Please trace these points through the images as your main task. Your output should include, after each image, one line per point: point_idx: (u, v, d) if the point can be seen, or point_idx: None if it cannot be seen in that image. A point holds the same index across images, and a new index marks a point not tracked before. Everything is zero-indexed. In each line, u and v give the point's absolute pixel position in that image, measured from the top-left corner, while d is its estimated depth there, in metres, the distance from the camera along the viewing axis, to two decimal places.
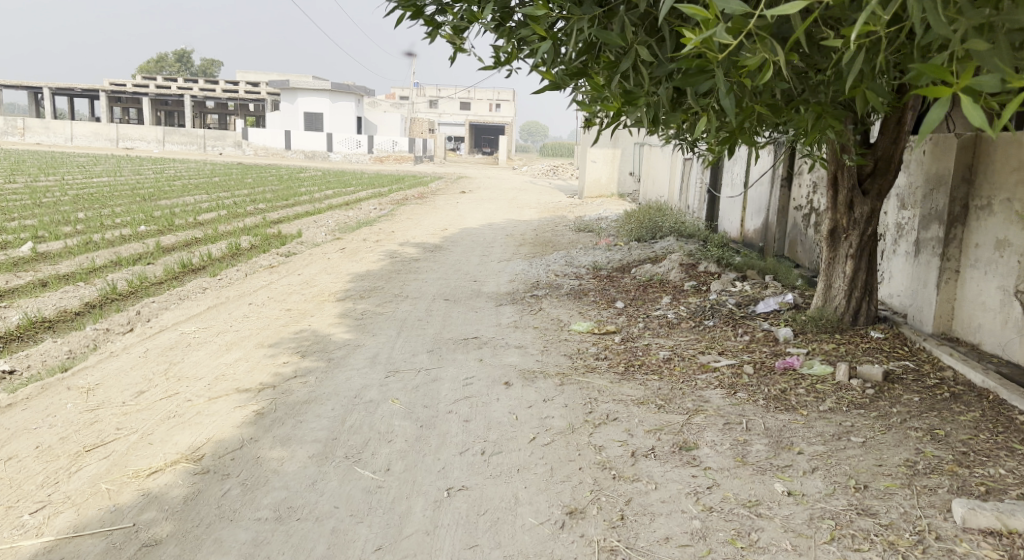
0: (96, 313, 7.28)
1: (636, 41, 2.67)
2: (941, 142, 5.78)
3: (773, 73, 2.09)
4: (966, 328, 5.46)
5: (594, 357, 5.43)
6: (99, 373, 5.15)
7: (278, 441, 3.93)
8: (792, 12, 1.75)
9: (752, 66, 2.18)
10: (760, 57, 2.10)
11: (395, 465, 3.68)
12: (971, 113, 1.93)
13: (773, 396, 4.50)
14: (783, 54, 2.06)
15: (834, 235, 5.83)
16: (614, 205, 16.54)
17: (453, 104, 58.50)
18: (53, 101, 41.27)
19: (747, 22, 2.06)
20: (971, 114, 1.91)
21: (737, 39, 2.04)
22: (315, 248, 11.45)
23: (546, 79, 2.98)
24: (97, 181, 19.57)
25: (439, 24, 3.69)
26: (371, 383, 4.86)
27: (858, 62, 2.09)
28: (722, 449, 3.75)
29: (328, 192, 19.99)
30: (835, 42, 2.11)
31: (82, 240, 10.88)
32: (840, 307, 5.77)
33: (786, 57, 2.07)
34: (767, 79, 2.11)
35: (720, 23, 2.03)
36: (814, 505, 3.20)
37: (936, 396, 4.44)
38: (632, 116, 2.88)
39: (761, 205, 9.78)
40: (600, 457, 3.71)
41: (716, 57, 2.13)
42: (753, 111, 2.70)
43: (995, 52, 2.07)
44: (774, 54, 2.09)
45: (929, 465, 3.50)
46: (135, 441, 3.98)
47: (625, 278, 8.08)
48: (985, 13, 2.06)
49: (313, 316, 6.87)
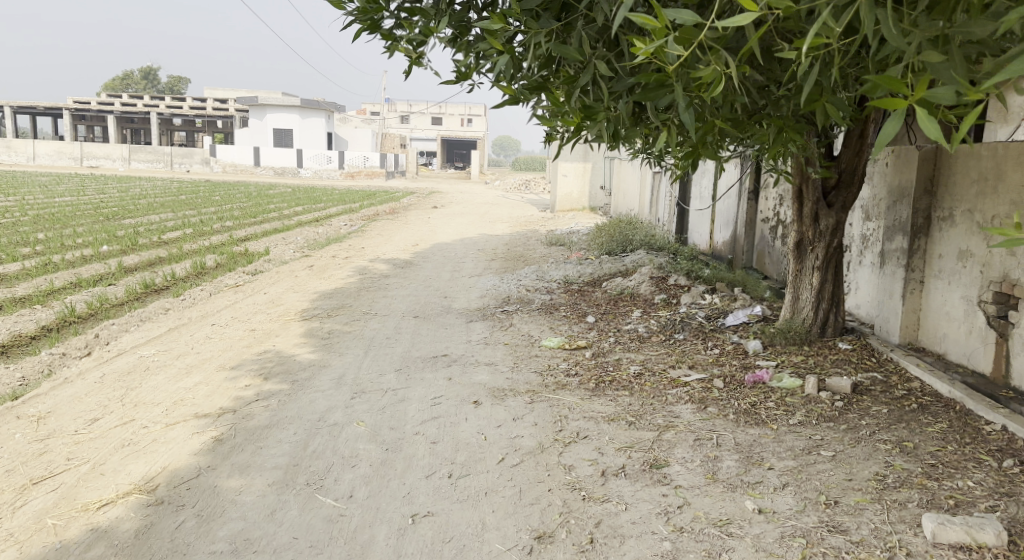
0: (52, 337, 7.08)
1: (593, 55, 2.63)
2: (903, 154, 5.82)
3: (726, 84, 2.06)
4: (932, 338, 5.47)
5: (564, 373, 5.36)
6: (52, 400, 4.98)
7: (236, 469, 3.81)
8: (743, 23, 1.79)
9: (708, 77, 2.15)
10: (714, 69, 2.07)
11: (358, 491, 3.58)
12: (925, 126, 1.92)
13: (744, 410, 4.45)
14: (736, 68, 2.04)
15: (800, 247, 5.83)
16: (585, 219, 16.56)
17: (424, 119, 58.48)
18: (14, 120, 40.51)
19: (697, 32, 2.02)
20: (927, 127, 1.91)
21: (688, 49, 2.00)
22: (282, 266, 11.29)
23: (506, 93, 2.92)
24: (58, 200, 19.17)
25: (396, 38, 3.62)
26: (335, 406, 4.74)
27: (813, 74, 2.07)
28: (693, 466, 3.69)
29: (298, 209, 19.78)
30: (788, 53, 2.08)
31: (40, 262, 10.63)
32: (808, 318, 5.76)
33: (740, 69, 2.04)
34: (720, 91, 2.09)
35: (671, 32, 1.99)
36: (785, 523, 3.15)
37: (904, 408, 4.43)
38: (593, 131, 2.83)
39: (729, 218, 9.82)
40: (569, 477, 3.63)
41: (668, 68, 2.09)
42: (714, 125, 2.66)
43: (950, 65, 2.06)
44: (727, 67, 2.07)
45: (898, 479, 3.47)
46: (86, 472, 3.83)
47: (596, 292, 8.04)
48: (938, 25, 2.07)
49: (278, 336, 6.74)
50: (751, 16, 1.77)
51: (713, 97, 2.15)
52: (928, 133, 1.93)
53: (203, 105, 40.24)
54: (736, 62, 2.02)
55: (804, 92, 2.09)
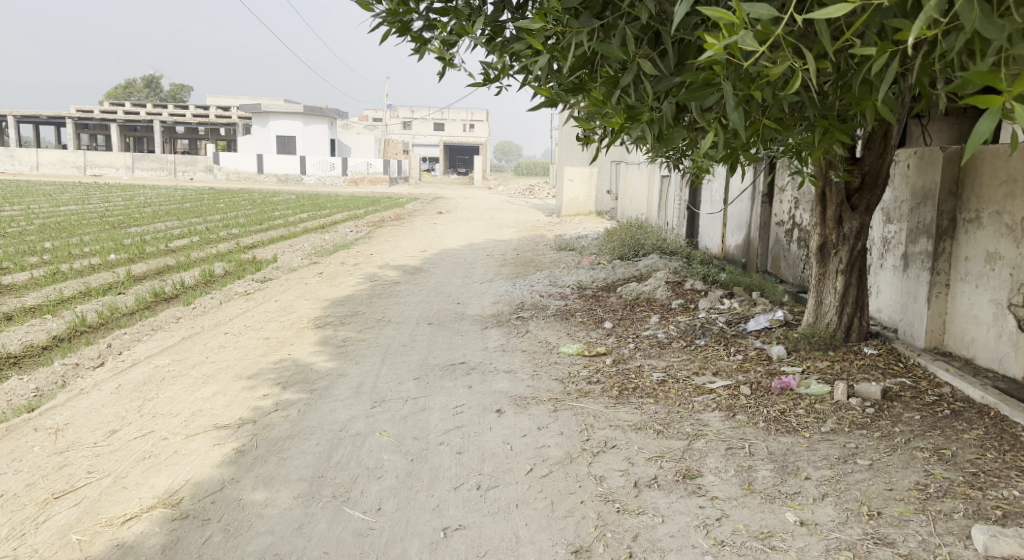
0: (64, 348, 7.01)
1: (637, 54, 2.57)
2: (925, 156, 5.74)
3: (800, 80, 2.03)
4: (959, 343, 5.38)
5: (585, 381, 5.28)
6: (69, 412, 4.91)
7: (261, 482, 3.73)
8: (838, 13, 1.80)
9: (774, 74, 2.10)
10: (786, 65, 2.03)
11: (387, 504, 3.50)
12: None
13: (773, 418, 4.37)
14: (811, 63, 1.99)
15: (823, 251, 5.75)
16: (593, 224, 16.48)
17: (427, 125, 58.53)
18: (17, 129, 40.52)
19: (774, 27, 1.99)
20: None
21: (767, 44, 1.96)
22: (292, 273, 11.22)
23: (543, 95, 2.85)
24: (64, 210, 19.14)
25: (426, 41, 3.56)
26: (357, 415, 4.66)
27: (902, 69, 2.04)
28: (728, 476, 3.61)
29: (304, 216, 19.73)
30: (870, 49, 2.11)
31: (49, 271, 10.57)
32: (831, 323, 5.68)
33: (812, 64, 2.00)
34: (793, 87, 2.05)
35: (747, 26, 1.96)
36: (829, 535, 3.07)
37: (936, 414, 4.35)
38: (633, 133, 2.76)
39: (742, 221, 9.75)
40: (602, 489, 3.55)
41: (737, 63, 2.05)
42: (760, 125, 2.59)
43: None
44: (797, 62, 2.02)
45: (941, 488, 3.39)
46: (107, 486, 3.76)
47: (611, 297, 7.96)
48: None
49: (293, 345, 6.66)
50: (846, 7, 1.78)
51: (784, 95, 2.11)
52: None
53: (207, 113, 40.27)
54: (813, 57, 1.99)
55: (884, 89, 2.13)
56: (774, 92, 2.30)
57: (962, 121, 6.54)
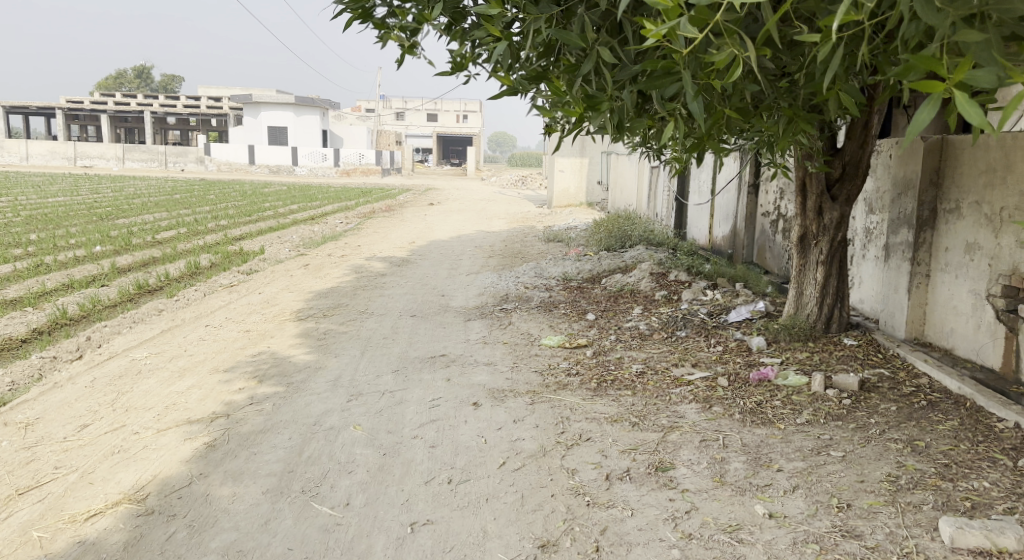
0: (42, 341, 6.95)
1: (597, 42, 2.52)
2: (906, 146, 5.71)
3: (743, 67, 1.99)
4: (938, 333, 5.37)
5: (564, 373, 5.25)
6: (42, 406, 4.87)
7: (230, 477, 3.70)
8: None
9: (722, 62, 2.08)
10: (728, 53, 2.01)
11: (355, 499, 3.47)
12: (968, 111, 1.90)
13: (750, 409, 4.35)
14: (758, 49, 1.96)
15: (803, 241, 5.72)
16: (582, 215, 16.47)
17: (420, 116, 58.37)
18: (6, 119, 40.22)
19: (712, 14, 1.96)
20: (970, 112, 1.88)
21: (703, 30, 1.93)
22: (278, 265, 11.16)
23: (505, 83, 2.81)
24: (52, 201, 19.00)
25: (389, 27, 3.49)
26: (331, 409, 4.62)
27: (842, 55, 2.00)
28: (700, 468, 3.59)
29: (294, 207, 19.64)
30: (812, 35, 2.04)
31: (32, 263, 10.49)
32: (812, 314, 5.66)
33: (763, 51, 1.97)
34: (736, 75, 2.03)
35: (683, 12, 1.94)
36: (798, 528, 3.05)
37: (912, 405, 4.33)
38: (596, 123, 2.71)
39: (728, 212, 9.72)
40: (573, 482, 3.52)
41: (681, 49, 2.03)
42: (724, 115, 2.55)
43: (986, 46, 2.04)
44: (749, 48, 1.99)
45: (912, 480, 3.37)
46: (74, 481, 3.72)
47: (595, 289, 7.92)
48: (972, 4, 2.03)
49: (273, 337, 6.61)
50: None
51: (735, 82, 2.08)
52: (970, 119, 1.92)
53: (198, 104, 40.04)
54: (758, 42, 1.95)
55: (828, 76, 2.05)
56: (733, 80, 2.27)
57: None
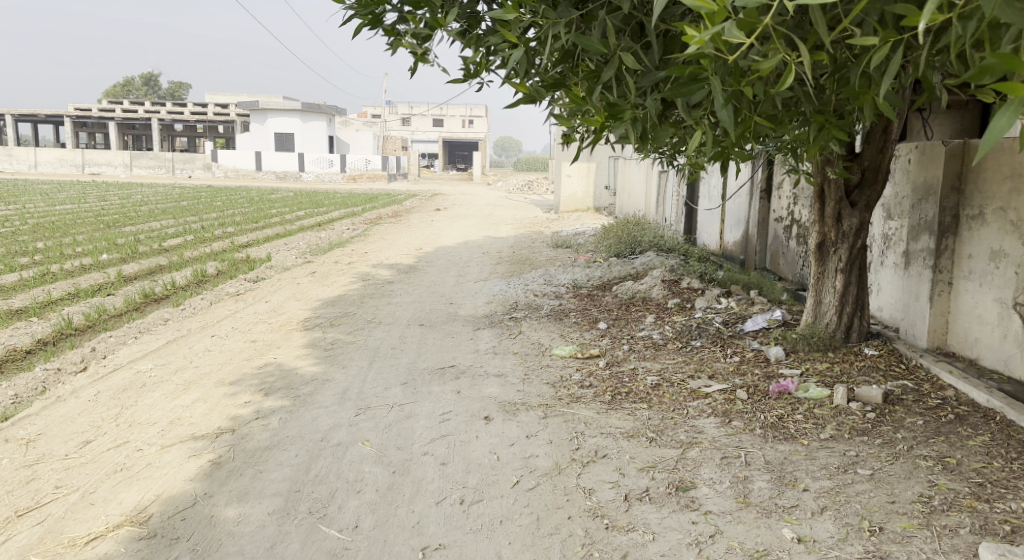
0: (47, 352, 6.85)
1: (619, 47, 2.39)
2: (926, 150, 5.56)
3: (794, 74, 1.89)
4: (962, 343, 5.22)
5: (578, 385, 5.11)
6: (44, 421, 4.76)
7: (234, 497, 3.58)
8: None
9: (766, 69, 1.96)
10: (774, 59, 1.90)
11: (364, 521, 3.35)
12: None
13: (771, 424, 4.20)
14: (803, 54, 1.86)
15: (821, 249, 5.57)
16: (590, 220, 16.33)
17: (425, 121, 58.40)
18: (15, 127, 40.39)
19: (762, 16, 1.87)
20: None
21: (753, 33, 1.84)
22: (284, 272, 11.06)
23: (520, 91, 2.69)
24: (60, 209, 18.99)
25: (399, 34, 3.38)
26: (339, 424, 4.50)
27: (909, 58, 1.91)
28: (722, 488, 3.45)
29: (301, 214, 19.56)
30: (871, 40, 1.96)
31: (38, 272, 10.42)
32: (831, 323, 5.51)
33: (804, 57, 1.86)
34: (784, 82, 1.92)
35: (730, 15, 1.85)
36: (828, 554, 2.93)
37: (940, 419, 4.19)
38: (616, 132, 2.58)
39: (740, 217, 9.58)
40: (590, 503, 3.39)
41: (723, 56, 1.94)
42: (751, 122, 2.42)
43: None
44: (789, 53, 1.89)
45: (945, 501, 3.23)
46: (75, 502, 3.61)
47: (606, 296, 7.79)
48: None
49: (280, 348, 6.50)
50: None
51: (776, 90, 1.98)
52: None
53: (205, 110, 40.09)
54: (804, 47, 1.86)
55: (886, 80, 2.01)
56: (766, 87, 2.16)
57: (964, 115, 6.40)
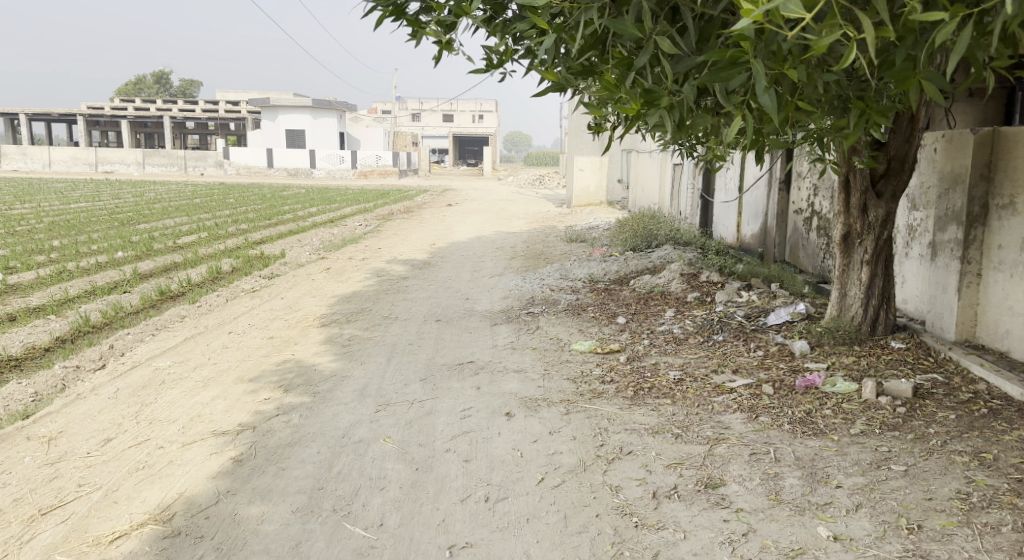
0: (66, 350, 6.84)
1: (654, 32, 2.32)
2: (954, 139, 5.45)
3: (861, 49, 1.86)
4: (992, 335, 5.13)
5: (599, 380, 5.05)
6: (64, 419, 4.73)
7: (257, 495, 3.54)
8: None
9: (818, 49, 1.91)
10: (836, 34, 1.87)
11: (389, 519, 3.30)
12: None
13: (799, 419, 4.13)
14: (870, 30, 1.83)
15: (846, 240, 5.47)
16: (603, 214, 16.24)
17: (436, 117, 58.34)
18: (29, 126, 40.61)
19: None
20: None
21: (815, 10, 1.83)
22: (299, 269, 11.03)
23: (550, 79, 2.62)
24: (74, 207, 19.04)
25: (423, 23, 3.31)
26: (360, 420, 4.45)
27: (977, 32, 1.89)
28: (753, 485, 3.38)
29: (313, 210, 19.54)
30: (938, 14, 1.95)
31: (54, 270, 10.43)
32: (857, 316, 5.41)
33: (871, 34, 1.82)
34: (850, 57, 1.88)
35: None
36: (866, 553, 2.86)
37: (972, 413, 4.10)
38: (650, 120, 2.51)
39: (758, 209, 9.48)
40: (618, 500, 3.33)
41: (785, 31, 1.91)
42: (792, 108, 2.35)
43: None
44: (854, 30, 1.86)
45: (985, 498, 3.15)
46: (98, 500, 3.58)
47: (624, 290, 7.72)
48: None
49: (297, 345, 6.46)
50: None
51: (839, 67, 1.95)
52: None
53: (217, 108, 40.19)
54: (871, 23, 1.82)
55: (954, 56, 2.02)
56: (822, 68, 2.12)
57: (989, 104, 6.31)
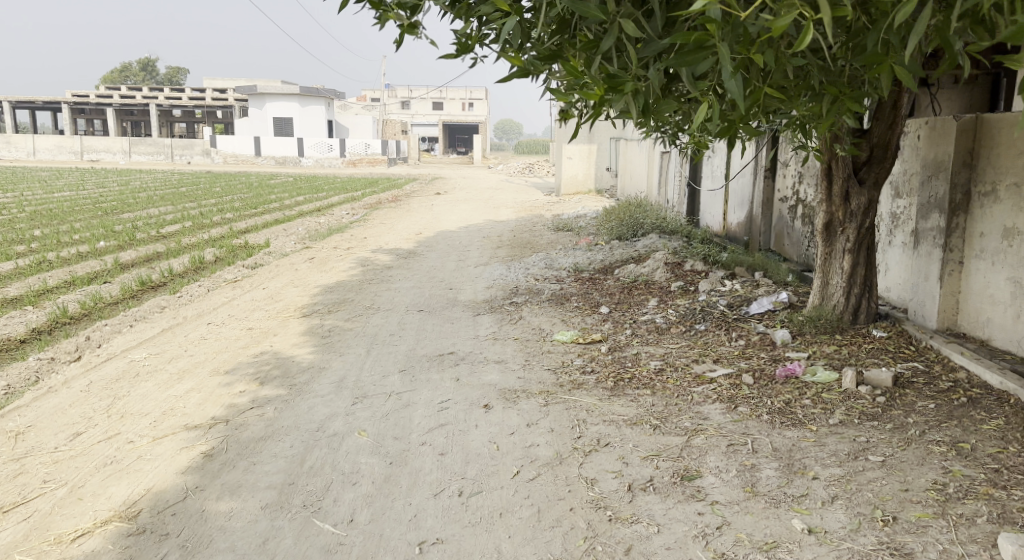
0: (41, 341, 6.73)
1: (618, 14, 2.26)
2: (936, 126, 5.40)
3: (815, 31, 1.80)
4: (973, 324, 5.11)
5: (580, 371, 5.00)
6: (34, 413, 4.65)
7: (226, 491, 3.47)
8: None
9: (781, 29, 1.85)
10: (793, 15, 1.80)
11: (360, 514, 3.25)
12: None
13: (778, 410, 4.09)
14: (825, 9, 1.78)
15: (828, 228, 5.43)
16: (591, 202, 16.18)
17: (425, 105, 58.05)
18: (12, 114, 40.18)
19: None
20: None
21: None
22: (283, 258, 10.93)
23: (514, 65, 2.55)
24: (57, 195, 18.84)
25: (386, 6, 3.21)
26: (335, 413, 4.39)
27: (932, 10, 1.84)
28: (729, 477, 3.34)
29: (300, 199, 19.38)
30: None
31: (34, 260, 10.29)
32: (839, 305, 5.38)
33: (825, 14, 1.78)
34: (804, 40, 1.81)
35: None
36: (840, 545, 2.83)
37: (952, 402, 4.07)
38: (616, 107, 2.45)
39: (743, 197, 9.45)
40: (592, 493, 3.28)
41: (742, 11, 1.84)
42: (761, 94, 2.30)
43: None
44: (808, 10, 1.81)
45: (962, 488, 3.11)
46: (62, 497, 3.51)
47: (608, 280, 7.67)
48: None
49: (276, 336, 6.37)
50: None
51: (793, 52, 1.88)
52: None
53: (203, 96, 39.83)
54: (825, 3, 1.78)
55: (913, 39, 1.95)
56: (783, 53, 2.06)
57: (972, 92, 6.28)
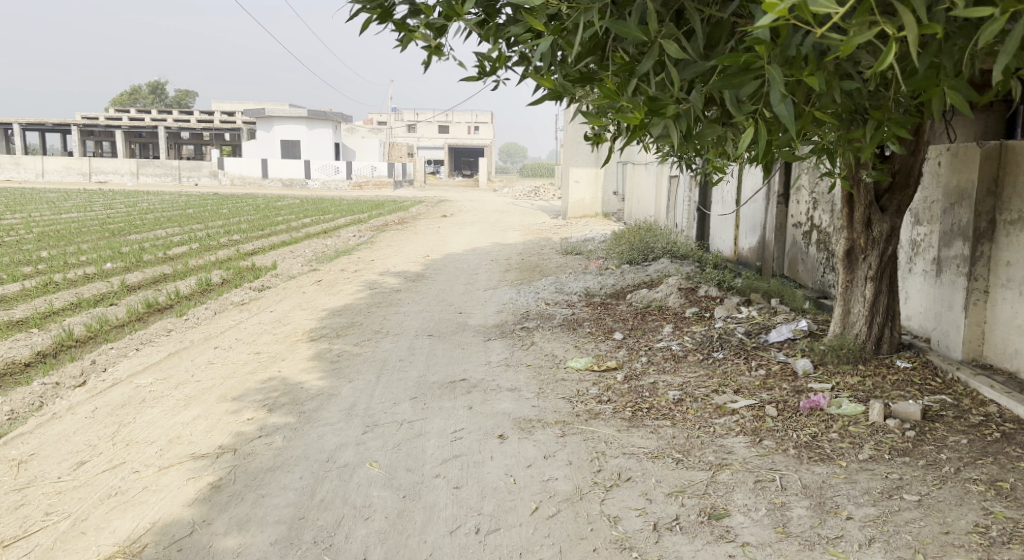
0: (46, 365, 6.62)
1: (659, 35, 2.22)
2: (958, 153, 5.29)
3: (899, 49, 1.76)
4: (1000, 355, 4.98)
5: (596, 400, 4.86)
6: (37, 440, 4.53)
7: (234, 525, 3.35)
8: None
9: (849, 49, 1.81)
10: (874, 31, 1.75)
11: (373, 552, 3.13)
12: None
13: (804, 444, 3.95)
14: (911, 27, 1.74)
15: (850, 255, 5.31)
16: (599, 226, 16.10)
17: (431, 128, 58.30)
18: (23, 135, 40.38)
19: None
20: None
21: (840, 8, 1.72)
22: (291, 281, 10.83)
23: (547, 87, 2.50)
24: (65, 217, 18.80)
25: (411, 27, 3.14)
26: (346, 443, 4.26)
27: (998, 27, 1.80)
28: (758, 517, 3.21)
29: (307, 221, 19.35)
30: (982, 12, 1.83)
31: (40, 282, 10.21)
32: (861, 333, 5.24)
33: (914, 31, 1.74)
34: (889, 57, 1.77)
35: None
36: None
37: (985, 438, 3.93)
38: (654, 131, 2.38)
39: (756, 223, 9.34)
40: (616, 533, 3.16)
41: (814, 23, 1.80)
42: (808, 119, 2.24)
43: None
44: (890, 29, 1.76)
45: (1005, 532, 3.00)
46: (64, 530, 3.39)
47: (621, 305, 7.55)
48: None
49: (284, 361, 6.25)
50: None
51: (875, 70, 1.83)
52: None
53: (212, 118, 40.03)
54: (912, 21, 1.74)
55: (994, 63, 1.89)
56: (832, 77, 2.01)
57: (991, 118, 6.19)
